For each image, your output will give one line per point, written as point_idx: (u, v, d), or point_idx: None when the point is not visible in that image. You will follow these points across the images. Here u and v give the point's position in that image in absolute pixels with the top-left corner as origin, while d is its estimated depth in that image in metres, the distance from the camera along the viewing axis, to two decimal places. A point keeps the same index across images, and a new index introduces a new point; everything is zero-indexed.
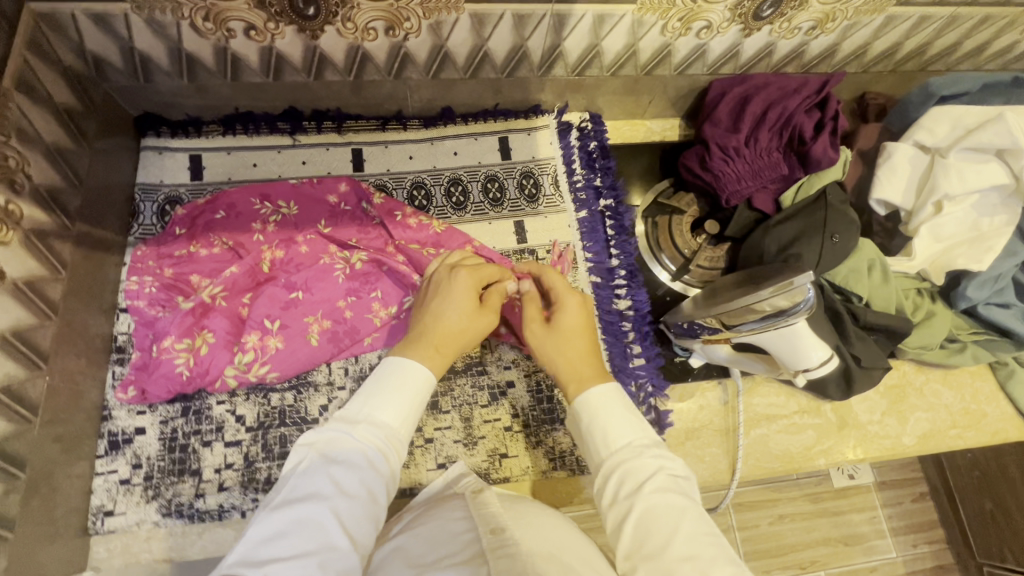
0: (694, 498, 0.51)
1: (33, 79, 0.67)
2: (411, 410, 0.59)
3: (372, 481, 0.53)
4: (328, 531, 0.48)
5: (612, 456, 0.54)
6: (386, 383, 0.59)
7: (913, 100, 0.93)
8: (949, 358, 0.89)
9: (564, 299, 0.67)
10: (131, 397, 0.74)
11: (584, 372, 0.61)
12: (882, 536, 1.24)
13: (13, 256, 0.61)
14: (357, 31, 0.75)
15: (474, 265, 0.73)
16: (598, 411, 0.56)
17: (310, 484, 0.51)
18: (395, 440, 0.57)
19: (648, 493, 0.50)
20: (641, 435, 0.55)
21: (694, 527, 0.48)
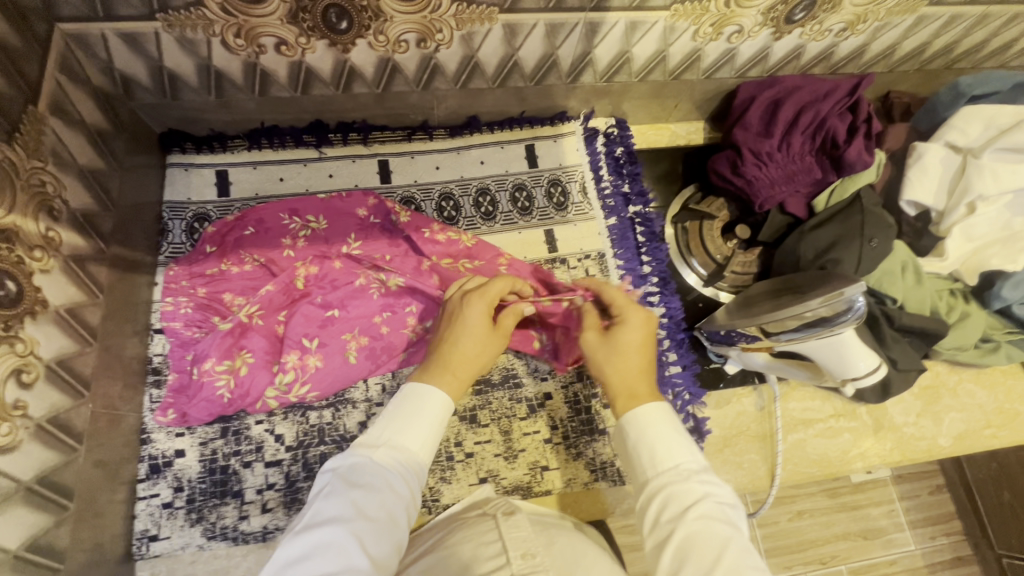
0: (738, 525, 0.49)
1: (66, 101, 0.66)
2: (430, 434, 0.58)
3: (394, 503, 0.51)
4: (350, 552, 0.46)
5: (658, 476, 0.52)
6: (403, 408, 0.58)
7: (942, 99, 0.93)
8: (983, 358, 0.89)
9: (626, 312, 0.65)
10: (171, 419, 0.74)
11: (635, 388, 0.59)
12: (901, 529, 1.24)
13: (54, 284, 0.60)
14: (388, 43, 0.74)
15: (486, 285, 0.70)
16: (646, 429, 0.54)
17: (332, 507, 0.50)
18: (416, 465, 0.56)
19: (694, 519, 0.48)
20: (691, 458, 0.53)
21: (738, 560, 0.46)
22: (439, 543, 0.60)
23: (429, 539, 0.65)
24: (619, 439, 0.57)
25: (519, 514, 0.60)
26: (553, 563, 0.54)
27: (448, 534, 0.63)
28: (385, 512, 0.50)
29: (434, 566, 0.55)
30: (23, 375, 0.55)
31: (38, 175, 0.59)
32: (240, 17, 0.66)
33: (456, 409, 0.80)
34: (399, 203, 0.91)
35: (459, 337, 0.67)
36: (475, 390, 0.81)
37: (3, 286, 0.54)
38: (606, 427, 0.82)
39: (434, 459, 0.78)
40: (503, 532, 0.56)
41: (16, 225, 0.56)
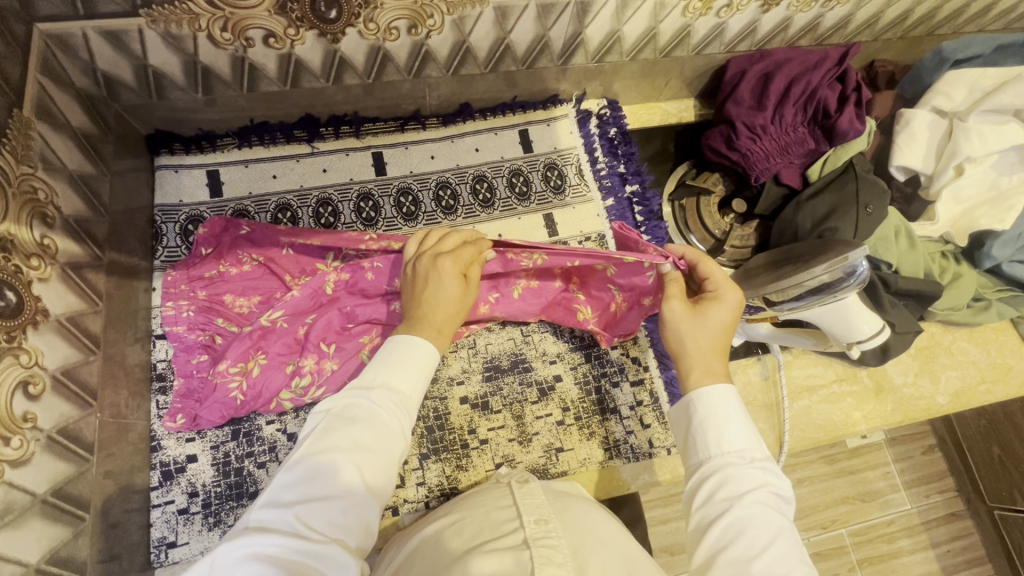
0: (788, 517, 0.50)
1: (51, 104, 0.64)
2: (424, 374, 0.55)
3: (392, 437, 0.50)
4: (346, 480, 0.46)
5: (719, 457, 0.52)
6: (399, 349, 0.55)
7: (927, 65, 0.94)
8: (976, 316, 0.92)
9: (721, 291, 0.61)
10: (180, 424, 0.73)
11: (713, 365, 0.58)
12: (897, 490, 1.27)
13: (54, 292, 0.59)
14: (379, 31, 0.73)
15: (456, 250, 0.63)
16: (715, 409, 0.54)
17: (328, 438, 0.48)
18: (412, 403, 0.53)
19: (751, 505, 0.48)
20: (755, 446, 0.52)
21: (786, 549, 0.46)
22: (449, 510, 0.60)
23: (440, 507, 0.65)
24: (681, 414, 0.56)
25: (533, 482, 0.59)
26: (565, 527, 0.52)
27: (458, 503, 0.62)
28: (382, 445, 0.49)
29: (446, 534, 0.54)
30: (31, 387, 0.54)
31: (28, 181, 0.58)
32: (226, 10, 0.65)
33: (467, 397, 0.81)
34: (396, 194, 0.90)
35: (435, 296, 0.60)
36: (485, 377, 0.82)
37: (3, 296, 0.52)
38: (617, 406, 0.83)
39: (450, 447, 0.78)
40: (518, 499, 0.56)
41: (11, 233, 0.54)
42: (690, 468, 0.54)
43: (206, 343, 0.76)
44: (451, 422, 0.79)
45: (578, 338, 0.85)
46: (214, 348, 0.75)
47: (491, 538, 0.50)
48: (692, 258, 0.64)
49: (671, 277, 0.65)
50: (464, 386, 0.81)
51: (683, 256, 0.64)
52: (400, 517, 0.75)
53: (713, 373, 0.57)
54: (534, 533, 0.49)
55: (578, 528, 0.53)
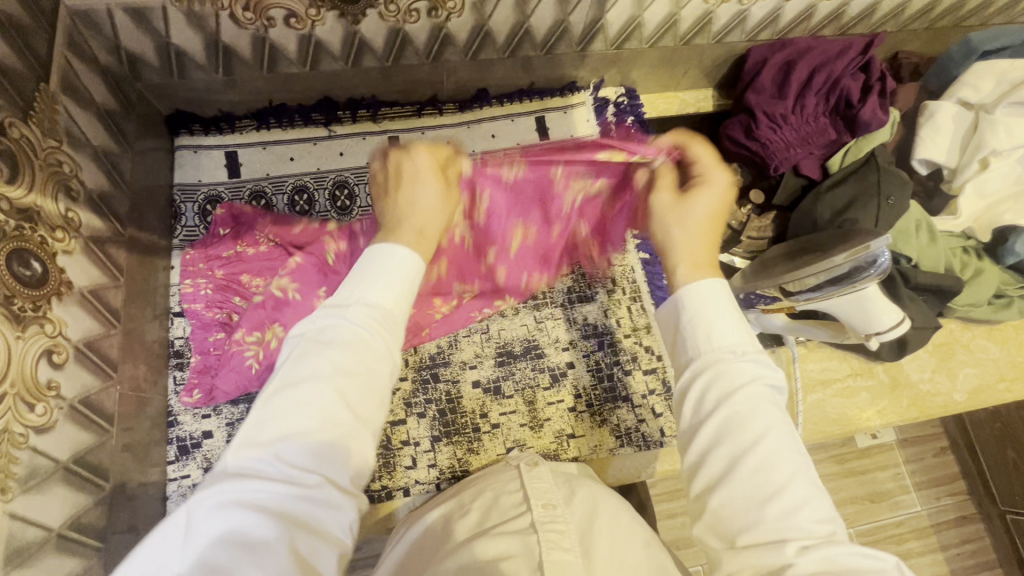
0: (782, 411, 0.47)
1: (76, 79, 0.64)
2: (408, 285, 0.48)
3: (377, 356, 0.44)
4: (328, 409, 0.41)
5: (709, 354, 0.47)
6: (376, 263, 0.48)
7: (953, 57, 0.92)
8: (996, 313, 0.90)
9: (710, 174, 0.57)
10: (196, 399, 0.74)
11: (700, 258, 0.53)
12: (907, 491, 1.26)
13: (78, 265, 0.60)
14: (399, 12, 0.73)
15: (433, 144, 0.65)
16: (703, 309, 0.49)
17: (302, 367, 0.42)
18: (396, 319, 0.47)
19: (741, 401, 0.45)
20: (746, 340, 0.48)
21: (778, 443, 0.44)
22: (458, 492, 0.60)
23: (449, 488, 0.65)
24: (668, 317, 0.51)
25: (543, 465, 0.59)
26: (575, 510, 0.52)
27: (466, 485, 0.63)
28: (365, 366, 0.43)
29: (453, 516, 0.54)
30: (55, 355, 0.55)
31: (54, 155, 0.59)
32: None
33: (479, 381, 0.81)
34: None
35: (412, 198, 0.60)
36: (497, 362, 0.82)
37: (29, 266, 0.53)
38: (628, 395, 0.83)
39: (462, 430, 0.79)
40: (525, 481, 0.55)
41: (38, 205, 0.55)
42: (677, 366, 0.50)
43: (223, 321, 0.76)
44: (463, 405, 0.80)
45: (592, 326, 0.85)
46: (230, 325, 0.76)
47: (498, 523, 0.50)
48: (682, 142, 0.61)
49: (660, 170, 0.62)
50: (477, 370, 0.81)
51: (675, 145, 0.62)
52: (407, 500, 0.75)
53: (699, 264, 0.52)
54: (542, 517, 0.49)
55: (589, 510, 0.52)
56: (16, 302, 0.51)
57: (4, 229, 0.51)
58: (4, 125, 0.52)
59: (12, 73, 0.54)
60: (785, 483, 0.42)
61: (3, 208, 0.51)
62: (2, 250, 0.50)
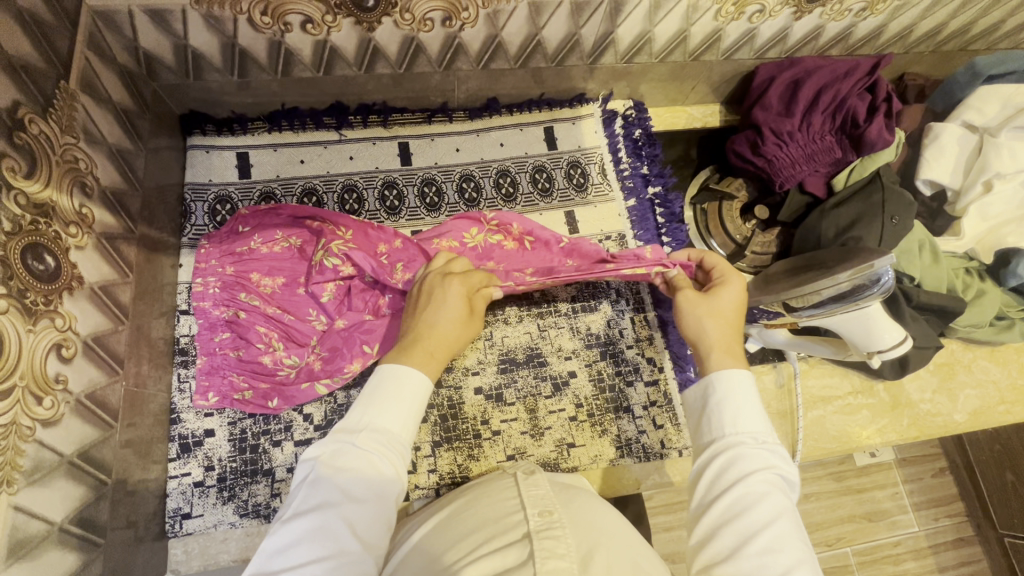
0: (793, 501, 0.50)
1: (94, 78, 0.65)
2: (416, 407, 0.53)
3: (386, 484, 0.49)
4: (338, 536, 0.45)
5: (732, 436, 0.52)
6: (386, 384, 0.53)
7: (959, 80, 0.93)
8: (998, 335, 0.90)
9: (727, 277, 0.66)
10: (212, 402, 0.74)
11: (733, 347, 0.59)
12: (905, 511, 1.25)
13: (89, 260, 0.61)
14: (414, 21, 0.74)
15: (464, 273, 0.70)
16: (731, 395, 0.54)
17: (315, 495, 0.47)
18: (404, 441, 0.51)
19: (757, 483, 0.48)
20: (766, 430, 0.52)
21: (788, 528, 0.46)
22: (457, 499, 0.60)
23: (449, 494, 0.65)
24: (699, 395, 0.56)
25: (540, 474, 0.59)
26: (570, 518, 0.52)
27: (464, 492, 0.63)
28: (374, 493, 0.48)
29: (450, 524, 0.54)
30: (64, 349, 0.55)
31: (71, 151, 0.60)
32: None
33: (481, 388, 0.81)
34: (420, 184, 0.91)
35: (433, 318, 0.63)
36: (500, 369, 0.82)
37: (42, 260, 0.54)
38: (630, 405, 0.83)
39: (462, 436, 0.79)
40: (522, 490, 0.55)
41: (52, 200, 0.56)
42: (699, 447, 0.54)
43: (229, 320, 0.77)
44: (465, 411, 0.80)
45: (596, 336, 0.85)
46: (236, 324, 0.76)
47: (494, 532, 0.50)
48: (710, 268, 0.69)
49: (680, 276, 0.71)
50: (479, 377, 0.81)
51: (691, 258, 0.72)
52: (411, 503, 0.76)
53: (734, 357, 0.58)
54: (538, 525, 0.49)
55: (584, 520, 0.52)
56: (28, 296, 0.51)
57: (19, 223, 0.51)
58: (24, 121, 0.53)
59: (33, 70, 0.55)
60: (790, 567, 0.44)
61: (19, 202, 0.52)
62: (16, 243, 0.51)
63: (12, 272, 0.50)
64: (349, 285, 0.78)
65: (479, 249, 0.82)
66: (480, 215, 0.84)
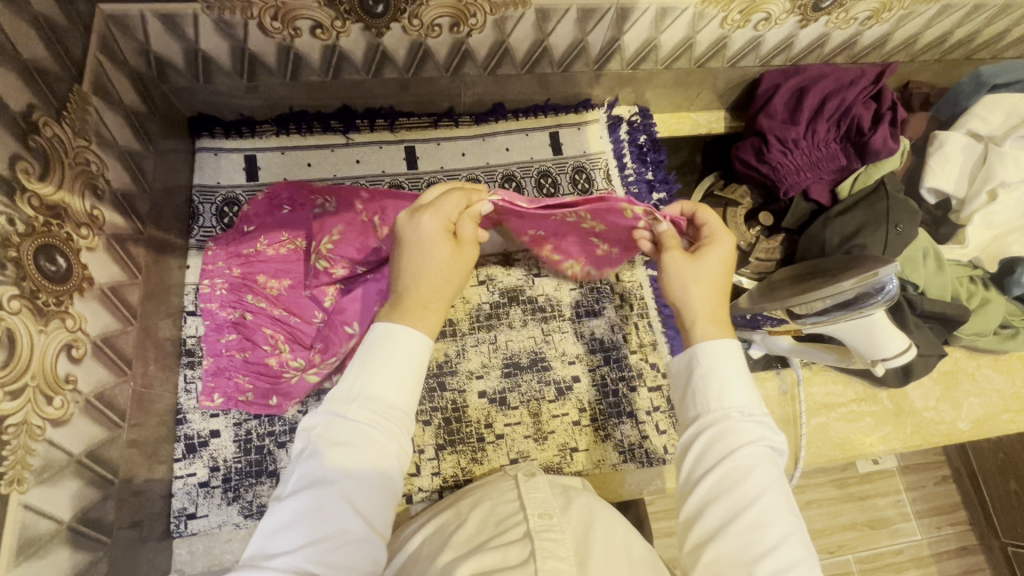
0: (779, 468, 0.51)
1: (106, 81, 0.66)
2: (410, 370, 0.51)
3: (384, 454, 0.48)
4: (338, 512, 0.45)
5: (719, 411, 0.51)
6: (381, 349, 0.51)
7: (964, 89, 0.94)
8: (1002, 344, 0.90)
9: (716, 238, 0.60)
10: (218, 403, 0.75)
11: (717, 315, 0.56)
12: (908, 519, 1.25)
13: (100, 261, 0.61)
14: (423, 27, 0.75)
15: (437, 203, 0.59)
16: (717, 367, 0.53)
17: (309, 470, 0.47)
18: (400, 407, 0.50)
19: (743, 458, 0.49)
20: (753, 402, 0.52)
21: (775, 501, 0.47)
22: (458, 499, 0.61)
23: (450, 496, 0.66)
24: (684, 367, 0.55)
25: (540, 476, 0.59)
26: (569, 521, 0.52)
27: (464, 494, 0.63)
28: (373, 466, 0.48)
29: (450, 526, 0.55)
30: (74, 350, 0.56)
31: (83, 154, 0.60)
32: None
33: (485, 392, 0.81)
34: (426, 188, 0.92)
35: (413, 270, 0.57)
36: (504, 372, 0.82)
37: (54, 261, 0.54)
38: (633, 410, 0.83)
39: (466, 440, 0.79)
40: (523, 493, 0.55)
41: (65, 202, 0.57)
42: (684, 420, 0.54)
43: (235, 322, 0.77)
44: (468, 414, 0.80)
45: (599, 341, 0.86)
46: (242, 326, 0.77)
47: (495, 533, 0.50)
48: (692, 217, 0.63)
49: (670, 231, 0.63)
50: (483, 381, 0.82)
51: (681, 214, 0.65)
52: (412, 506, 0.76)
53: (716, 322, 0.56)
54: (538, 527, 0.49)
55: (583, 523, 0.52)
56: (40, 296, 0.52)
57: (33, 225, 0.52)
58: (39, 124, 0.54)
59: (47, 73, 0.56)
60: (776, 541, 0.45)
61: (33, 204, 0.52)
62: (30, 245, 0.52)
63: (25, 273, 0.51)
64: (353, 287, 0.79)
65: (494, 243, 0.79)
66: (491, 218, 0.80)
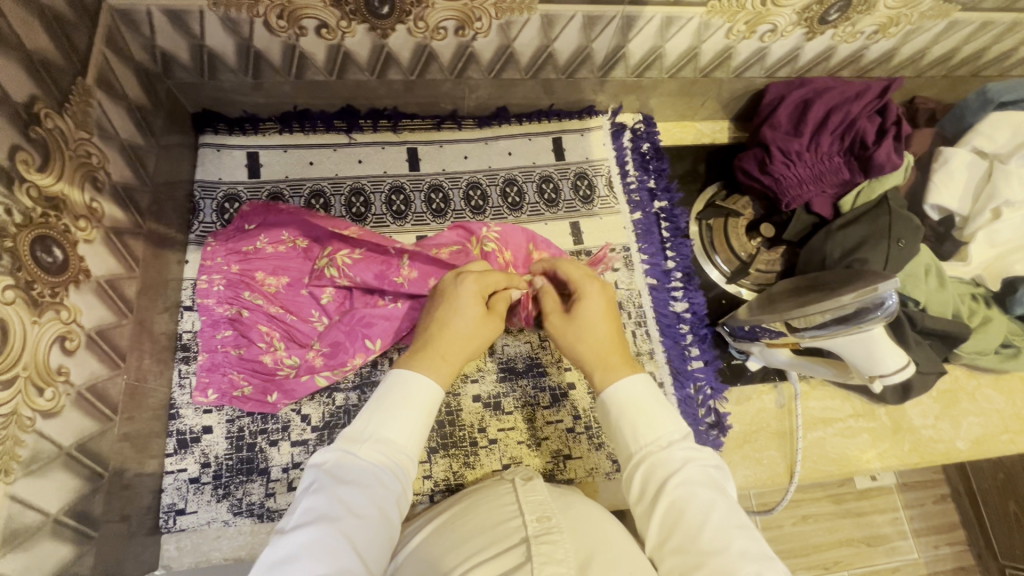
0: (721, 487, 0.51)
1: (110, 74, 0.66)
2: (421, 418, 0.55)
3: (387, 498, 0.50)
4: (340, 551, 0.44)
5: (638, 450, 0.54)
6: (395, 394, 0.55)
7: (970, 105, 0.93)
8: (1003, 363, 0.90)
9: (581, 287, 0.66)
10: (211, 399, 0.75)
11: (607, 363, 0.60)
12: (905, 537, 1.24)
13: (97, 253, 0.61)
14: (428, 30, 0.75)
15: (482, 271, 0.68)
16: (625, 410, 0.56)
17: (320, 504, 0.48)
18: (407, 453, 0.53)
19: (674, 488, 0.50)
20: (671, 429, 0.55)
21: (719, 521, 0.48)
22: (456, 502, 0.61)
23: (443, 502, 0.65)
24: (603, 418, 0.59)
25: (538, 480, 0.59)
26: (568, 524, 0.52)
27: (461, 497, 0.62)
28: (376, 508, 0.49)
29: (447, 530, 0.54)
30: (67, 341, 0.56)
31: (84, 146, 0.60)
32: None
33: (480, 396, 0.81)
34: (427, 190, 0.92)
35: (449, 318, 0.64)
36: (499, 377, 0.82)
37: (51, 253, 0.54)
38: None
39: (458, 443, 0.79)
40: (521, 496, 0.55)
41: (65, 193, 0.57)
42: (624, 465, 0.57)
43: (231, 318, 0.77)
44: (462, 418, 0.80)
45: None
46: (239, 323, 0.77)
47: (493, 538, 0.49)
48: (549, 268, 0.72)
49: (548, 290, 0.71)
50: (477, 385, 0.81)
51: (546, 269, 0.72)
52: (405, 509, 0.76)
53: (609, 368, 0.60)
54: (536, 532, 0.49)
55: (582, 527, 0.52)
56: (35, 288, 0.52)
57: (30, 215, 0.52)
58: (40, 116, 0.54)
59: (51, 65, 0.56)
60: (733, 561, 0.45)
61: (31, 194, 0.53)
62: (27, 235, 0.52)
63: (21, 264, 0.51)
64: (349, 291, 0.78)
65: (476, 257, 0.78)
66: (479, 228, 0.80)
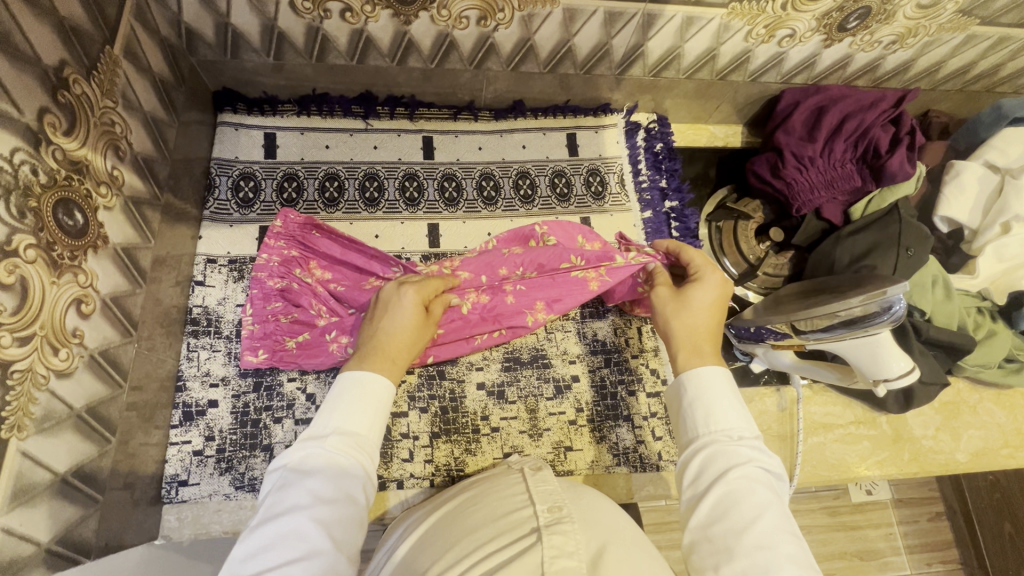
0: (776, 490, 0.52)
1: (137, 46, 0.67)
2: (377, 408, 0.56)
3: (353, 484, 0.50)
4: (309, 536, 0.46)
5: (706, 435, 0.55)
6: (352, 392, 0.55)
7: (983, 120, 0.94)
8: (1005, 377, 0.90)
9: (703, 273, 0.68)
10: (260, 359, 0.76)
11: (702, 347, 0.62)
12: (897, 553, 1.23)
13: (115, 221, 0.62)
14: (450, 19, 0.76)
15: (421, 282, 0.70)
16: (704, 394, 0.57)
17: (289, 496, 0.48)
18: (369, 441, 0.54)
19: (737, 480, 0.51)
20: (744, 426, 0.55)
21: (773, 521, 0.49)
22: (467, 489, 0.61)
23: (455, 484, 0.65)
24: (675, 396, 0.60)
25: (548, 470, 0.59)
26: (579, 515, 0.52)
27: (470, 484, 0.63)
28: (343, 493, 0.50)
29: (457, 518, 0.54)
30: (83, 305, 0.57)
31: (108, 115, 0.61)
32: None
33: (485, 384, 0.81)
34: (440, 179, 0.92)
35: (388, 327, 0.64)
36: (504, 366, 0.83)
37: (72, 216, 0.55)
38: (631, 414, 0.83)
39: (461, 431, 0.79)
40: (531, 486, 0.55)
41: (88, 159, 0.58)
42: (681, 445, 0.58)
43: (282, 290, 0.78)
44: (465, 406, 0.80)
45: (600, 342, 0.86)
46: (290, 294, 0.78)
47: (504, 527, 0.50)
48: (674, 250, 0.73)
49: (660, 269, 0.74)
50: (483, 373, 0.82)
51: (669, 250, 0.74)
52: (404, 492, 0.76)
53: (699, 353, 0.61)
54: (547, 521, 0.49)
55: (594, 519, 0.52)
56: (55, 249, 0.53)
57: (54, 177, 0.53)
58: (69, 81, 0.55)
59: (83, 34, 0.57)
60: (779, 562, 0.46)
61: (56, 157, 0.53)
62: (50, 197, 0.52)
63: (44, 224, 0.51)
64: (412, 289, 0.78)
65: (553, 252, 0.78)
66: (531, 230, 0.81)
